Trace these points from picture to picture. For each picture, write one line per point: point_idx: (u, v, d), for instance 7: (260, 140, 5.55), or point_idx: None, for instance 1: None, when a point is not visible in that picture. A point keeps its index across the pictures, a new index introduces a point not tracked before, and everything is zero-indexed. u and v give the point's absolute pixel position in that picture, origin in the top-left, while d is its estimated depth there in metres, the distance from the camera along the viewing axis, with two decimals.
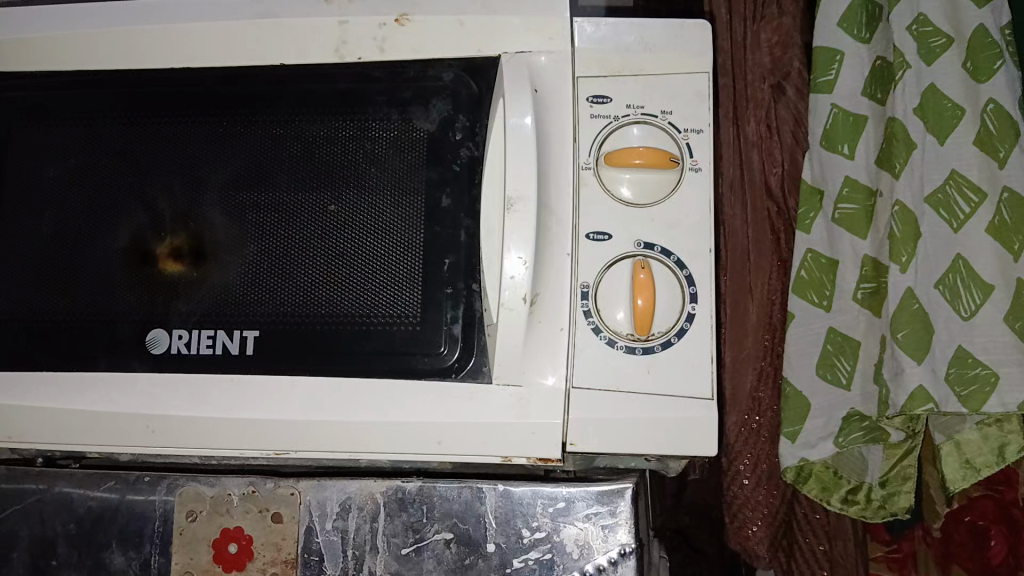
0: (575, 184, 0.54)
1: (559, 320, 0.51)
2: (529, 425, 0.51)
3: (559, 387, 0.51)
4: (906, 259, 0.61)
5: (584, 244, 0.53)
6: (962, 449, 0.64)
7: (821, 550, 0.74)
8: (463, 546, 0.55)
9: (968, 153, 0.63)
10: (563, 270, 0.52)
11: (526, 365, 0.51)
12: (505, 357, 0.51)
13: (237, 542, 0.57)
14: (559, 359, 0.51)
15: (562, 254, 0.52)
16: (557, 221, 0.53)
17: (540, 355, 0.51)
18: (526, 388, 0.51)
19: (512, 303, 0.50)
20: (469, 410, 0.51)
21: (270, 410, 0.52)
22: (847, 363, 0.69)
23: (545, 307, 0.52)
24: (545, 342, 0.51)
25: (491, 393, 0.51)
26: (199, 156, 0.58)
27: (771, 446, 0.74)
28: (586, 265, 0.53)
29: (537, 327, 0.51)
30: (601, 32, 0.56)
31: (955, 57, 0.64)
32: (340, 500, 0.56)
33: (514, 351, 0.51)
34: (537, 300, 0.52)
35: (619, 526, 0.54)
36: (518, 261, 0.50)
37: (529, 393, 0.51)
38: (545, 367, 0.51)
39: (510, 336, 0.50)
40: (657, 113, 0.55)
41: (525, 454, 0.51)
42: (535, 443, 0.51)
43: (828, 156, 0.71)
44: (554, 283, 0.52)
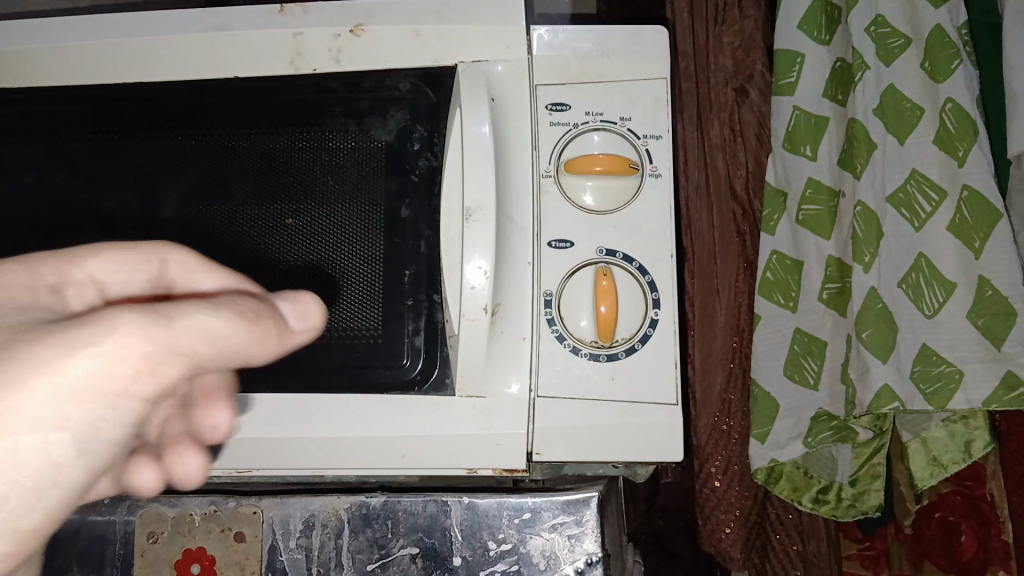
0: (536, 192, 0.54)
1: (523, 330, 0.51)
2: (493, 437, 0.50)
3: (523, 397, 0.51)
4: (868, 259, 0.62)
5: (545, 253, 0.53)
6: (928, 446, 0.65)
7: (794, 550, 0.74)
8: (429, 560, 0.55)
9: (929, 152, 0.63)
10: (524, 279, 0.52)
11: (490, 376, 0.51)
12: (468, 367, 0.50)
13: (200, 563, 0.57)
14: (522, 367, 0.51)
15: (524, 262, 0.52)
16: (518, 230, 0.53)
17: (504, 366, 0.51)
18: (490, 399, 0.51)
19: (473, 313, 0.49)
20: (432, 423, 0.51)
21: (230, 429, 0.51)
22: (814, 362, 0.70)
23: (507, 317, 0.51)
24: (507, 351, 0.51)
25: (453, 405, 0.51)
26: (155, 171, 0.58)
27: (741, 448, 0.73)
28: (549, 273, 0.53)
29: (500, 337, 0.51)
30: (558, 40, 0.55)
31: (912, 56, 0.64)
32: (304, 518, 0.56)
33: (477, 359, 0.50)
34: (499, 310, 0.51)
35: (586, 535, 0.54)
36: (477, 271, 0.50)
37: (493, 404, 0.51)
38: (509, 375, 0.51)
39: (473, 345, 0.50)
40: (615, 120, 0.55)
41: (489, 466, 0.51)
42: (499, 454, 0.51)
43: (791, 157, 0.71)
44: (517, 292, 0.52)
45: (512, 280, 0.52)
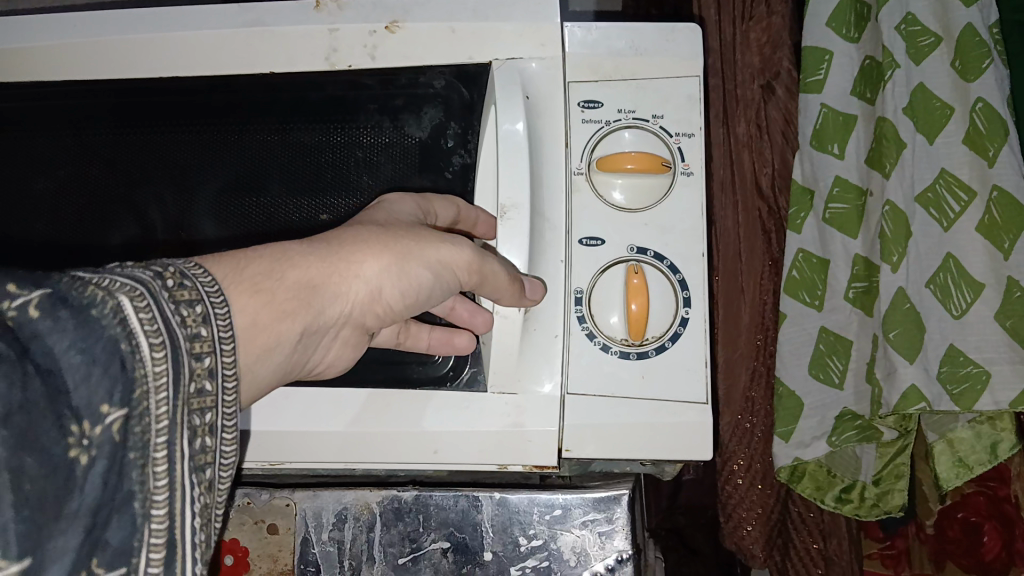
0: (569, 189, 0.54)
1: (555, 326, 0.52)
2: (527, 433, 0.52)
3: (554, 394, 0.52)
4: (897, 259, 0.63)
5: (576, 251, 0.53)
6: (954, 446, 0.64)
7: (815, 548, 0.73)
8: (460, 555, 0.55)
9: (958, 153, 0.62)
10: (556, 277, 0.53)
11: (522, 369, 0.52)
12: (500, 368, 0.51)
13: (234, 554, 0.57)
14: (555, 365, 0.52)
15: (556, 260, 0.53)
16: (550, 224, 0.53)
17: (534, 363, 0.52)
18: (522, 396, 0.52)
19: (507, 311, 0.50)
20: (466, 419, 0.52)
21: (265, 421, 0.52)
22: (839, 362, 0.70)
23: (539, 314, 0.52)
24: (539, 348, 0.52)
25: (487, 400, 0.52)
26: (192, 165, 0.58)
27: (765, 446, 0.73)
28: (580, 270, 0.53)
29: (531, 334, 0.52)
30: (592, 37, 0.55)
31: (943, 55, 0.63)
32: (336, 511, 0.56)
33: (509, 360, 0.51)
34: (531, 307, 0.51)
35: (616, 532, 0.54)
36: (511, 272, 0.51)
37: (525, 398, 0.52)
38: (541, 375, 0.52)
39: (505, 343, 0.50)
40: (648, 117, 0.55)
41: (522, 464, 0.53)
42: (529, 447, 0.52)
43: (818, 156, 0.71)
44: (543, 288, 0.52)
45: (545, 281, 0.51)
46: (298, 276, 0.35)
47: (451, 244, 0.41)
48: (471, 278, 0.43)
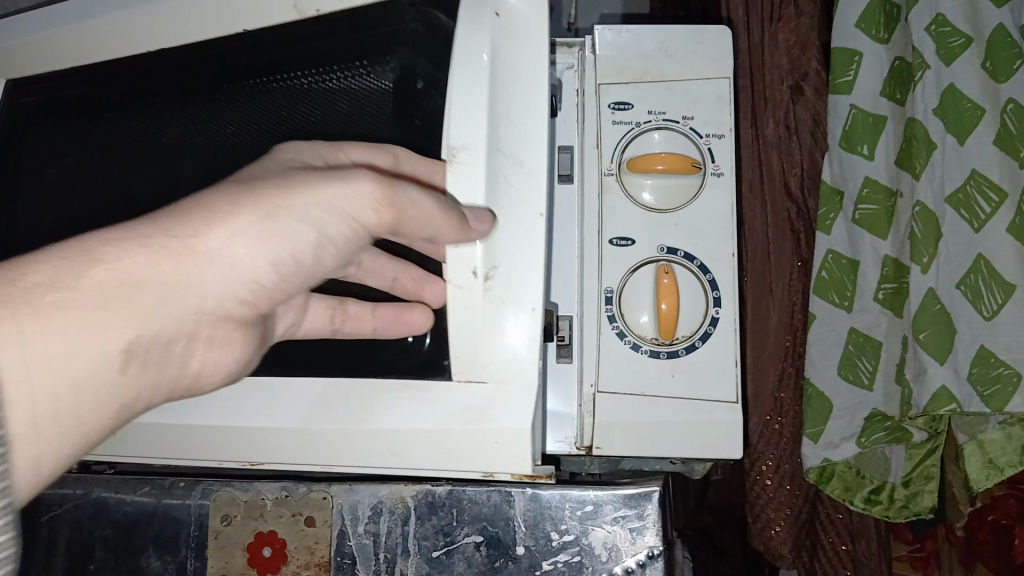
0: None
1: (530, 300, 0.41)
2: (491, 434, 0.42)
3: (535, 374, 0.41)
4: (926, 260, 0.63)
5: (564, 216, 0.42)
6: (985, 448, 0.63)
7: (844, 550, 0.71)
8: (493, 549, 0.56)
9: (990, 153, 0.61)
10: (532, 234, 0.41)
11: (488, 350, 0.41)
12: (461, 347, 0.41)
13: (271, 546, 0.58)
14: (531, 338, 0.41)
15: (534, 210, 0.41)
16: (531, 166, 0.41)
17: (502, 348, 0.41)
18: (491, 382, 0.42)
19: (461, 278, 0.40)
20: (429, 412, 0.43)
21: (181, 418, 0.46)
22: (869, 363, 0.69)
23: (502, 282, 0.41)
24: (501, 320, 0.41)
25: (451, 391, 0.43)
26: (139, 126, 0.51)
27: (794, 446, 0.73)
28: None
29: (498, 306, 0.41)
30: (622, 38, 0.57)
31: (974, 55, 0.62)
32: (372, 504, 0.58)
33: (469, 337, 0.41)
34: (495, 272, 0.41)
35: (647, 528, 0.55)
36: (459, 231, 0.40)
37: (495, 390, 0.42)
38: (507, 339, 0.41)
39: (461, 315, 0.41)
40: (678, 118, 0.56)
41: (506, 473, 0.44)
42: (493, 448, 0.42)
43: (848, 156, 0.70)
44: (500, 251, 0.40)
45: (499, 242, 0.40)
46: (109, 276, 0.31)
47: (348, 192, 0.36)
48: (380, 221, 0.38)
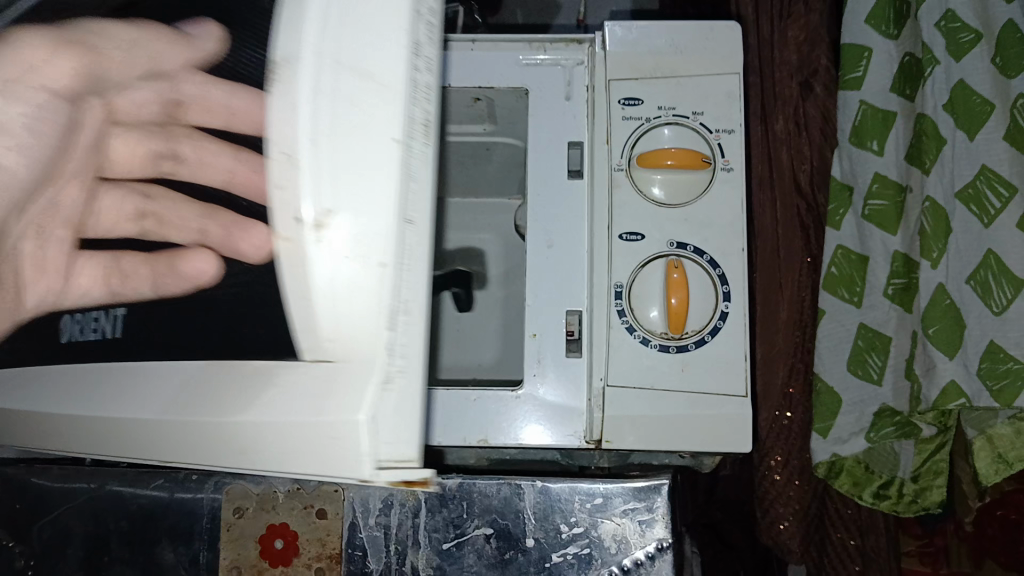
0: (422, 87, 0.35)
1: (376, 253, 0.34)
2: (329, 430, 0.34)
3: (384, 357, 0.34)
4: (936, 255, 0.62)
5: (422, 158, 0.35)
6: (994, 443, 0.63)
7: (853, 544, 0.72)
8: (503, 541, 0.56)
9: (1000, 149, 0.61)
10: (382, 169, 0.34)
11: (333, 311, 0.34)
12: (300, 313, 0.35)
13: (284, 538, 0.59)
14: (379, 306, 0.34)
15: (388, 140, 0.34)
16: (382, 90, 0.34)
17: (352, 310, 0.34)
18: (340, 364, 0.35)
19: (289, 228, 0.34)
20: (272, 400, 0.36)
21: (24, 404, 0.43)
22: (878, 358, 0.69)
23: (348, 230, 0.34)
24: (347, 283, 0.34)
25: (298, 373, 0.35)
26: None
27: (802, 442, 0.73)
28: (425, 189, 0.36)
29: (341, 264, 0.34)
30: (631, 35, 0.58)
31: (983, 51, 0.63)
32: (383, 497, 0.58)
33: (307, 302, 0.34)
34: (334, 218, 0.34)
35: (656, 521, 0.56)
36: (280, 163, 0.33)
37: (337, 370, 0.35)
38: (352, 312, 0.34)
39: (296, 276, 0.34)
40: (688, 114, 0.57)
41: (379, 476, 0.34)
42: (341, 450, 0.34)
43: (857, 153, 0.70)
44: (339, 188, 0.34)
45: (335, 178, 0.34)
46: None
47: None
48: None
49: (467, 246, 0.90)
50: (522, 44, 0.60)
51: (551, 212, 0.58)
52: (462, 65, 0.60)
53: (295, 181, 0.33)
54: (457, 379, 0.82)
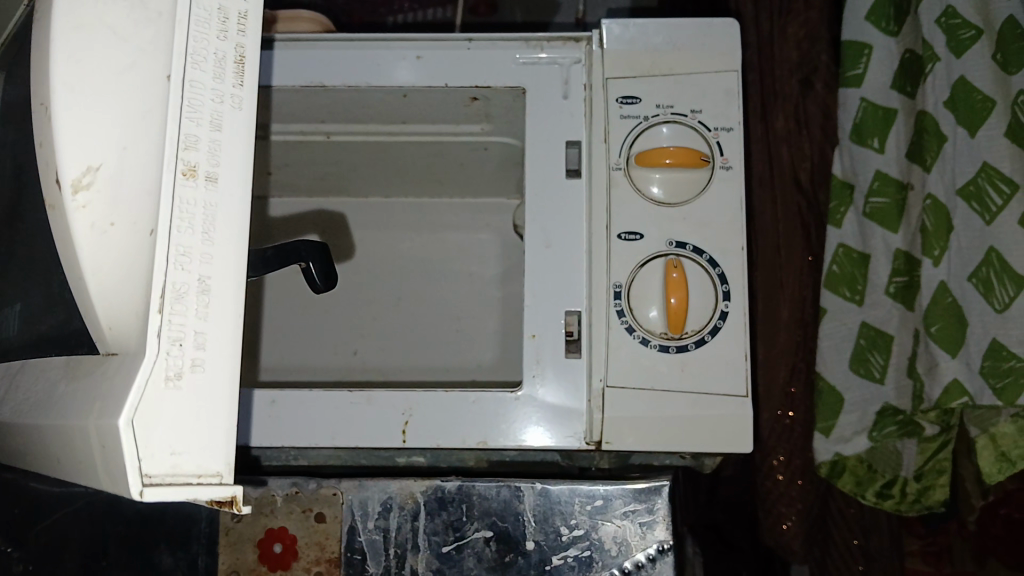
0: (219, 14, 0.32)
1: (148, 219, 0.31)
2: (100, 434, 0.30)
3: (160, 342, 0.30)
4: (938, 254, 0.62)
5: (227, 98, 0.32)
6: (997, 441, 0.62)
7: (855, 544, 0.72)
8: (502, 544, 0.56)
9: (1000, 146, 0.61)
10: (156, 123, 0.31)
11: (112, 279, 0.32)
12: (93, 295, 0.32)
13: (282, 542, 0.59)
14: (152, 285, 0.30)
15: (161, 77, 0.32)
16: (155, 20, 0.32)
17: (132, 281, 0.31)
18: (123, 357, 0.31)
19: (51, 193, 0.32)
20: (79, 388, 0.33)
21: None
22: (880, 357, 0.68)
23: (106, 190, 0.32)
24: (126, 253, 0.32)
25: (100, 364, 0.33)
26: None
27: (805, 441, 0.72)
28: (231, 137, 0.32)
29: (112, 232, 0.32)
30: (628, 33, 0.59)
31: (983, 48, 0.62)
32: (382, 500, 0.58)
33: (95, 281, 0.32)
34: (98, 174, 0.31)
35: (657, 523, 0.56)
36: (41, 113, 0.32)
37: (121, 357, 0.31)
38: (136, 286, 0.31)
39: (72, 251, 0.32)
40: (686, 112, 0.57)
41: (183, 495, 0.30)
42: (113, 462, 0.29)
43: (858, 150, 0.69)
44: (96, 140, 0.31)
45: (83, 125, 0.31)
46: None
47: None
48: None
49: (465, 245, 0.89)
50: (519, 43, 0.60)
51: (549, 213, 0.57)
52: (459, 65, 0.60)
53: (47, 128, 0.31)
54: (278, 380, 0.82)
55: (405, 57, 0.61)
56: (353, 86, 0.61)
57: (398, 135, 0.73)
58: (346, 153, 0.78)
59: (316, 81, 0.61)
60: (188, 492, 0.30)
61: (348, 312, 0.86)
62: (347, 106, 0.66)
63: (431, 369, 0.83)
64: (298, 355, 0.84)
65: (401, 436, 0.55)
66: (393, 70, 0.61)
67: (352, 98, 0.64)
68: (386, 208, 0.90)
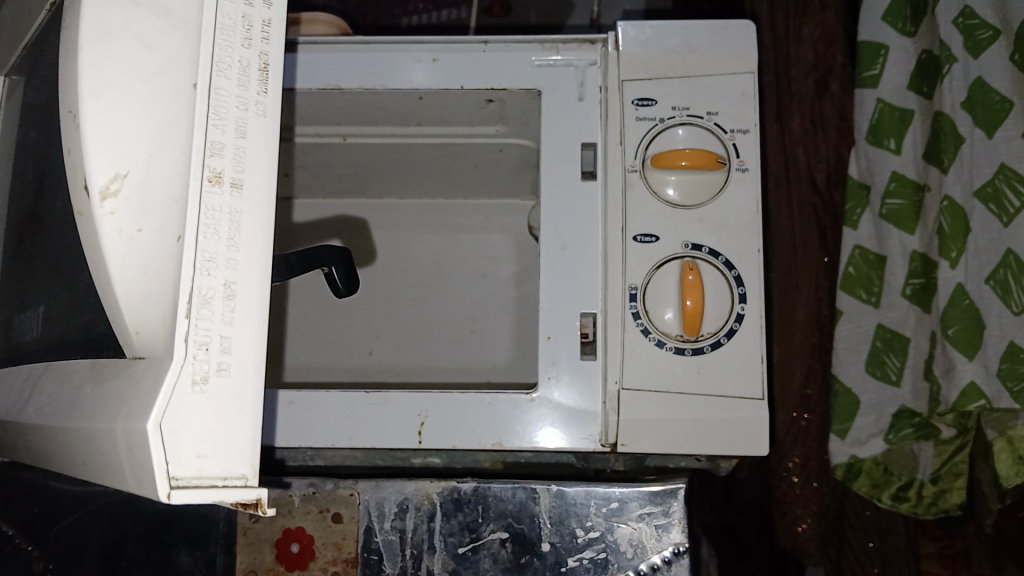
0: (243, 23, 0.33)
1: (176, 225, 0.31)
2: (128, 437, 0.30)
3: (186, 346, 0.30)
4: (955, 256, 0.61)
5: (251, 106, 0.33)
6: (1015, 444, 0.62)
7: (872, 547, 0.72)
8: (518, 545, 0.56)
9: (1018, 146, 0.60)
10: (183, 131, 0.32)
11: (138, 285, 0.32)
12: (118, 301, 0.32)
13: (299, 542, 0.59)
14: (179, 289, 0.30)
15: (187, 86, 0.32)
16: (181, 28, 0.33)
17: (159, 286, 0.32)
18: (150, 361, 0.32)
19: (79, 200, 0.32)
20: (105, 392, 0.33)
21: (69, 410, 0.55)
22: (895, 359, 0.68)
23: (132, 197, 0.32)
24: (151, 260, 0.32)
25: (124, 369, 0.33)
26: None
27: (820, 444, 0.72)
28: (255, 145, 0.33)
29: (138, 238, 0.32)
30: (645, 34, 0.58)
31: (1001, 48, 0.61)
32: (398, 501, 0.58)
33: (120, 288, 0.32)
34: (125, 181, 0.32)
35: (673, 525, 0.56)
36: (69, 121, 0.32)
37: (147, 362, 0.32)
38: (162, 292, 0.32)
39: (98, 257, 0.32)
40: (702, 114, 0.57)
41: (209, 496, 0.30)
42: (140, 465, 0.30)
43: (874, 151, 0.69)
44: (124, 147, 0.32)
45: (111, 132, 0.31)
46: None
47: None
48: None
49: (479, 246, 0.90)
50: (535, 45, 0.60)
51: (565, 215, 0.57)
52: (475, 67, 0.60)
53: (76, 135, 0.31)
54: (301, 381, 0.82)
55: (421, 60, 0.61)
56: (369, 89, 0.61)
57: (413, 137, 0.73)
58: (360, 154, 0.78)
59: (333, 84, 0.61)
60: (213, 495, 0.30)
61: (363, 313, 0.87)
62: (363, 108, 0.67)
63: (446, 370, 0.83)
64: (314, 355, 0.84)
65: (417, 438, 0.55)
66: (410, 73, 0.61)
67: (368, 101, 0.65)
68: (401, 209, 0.90)
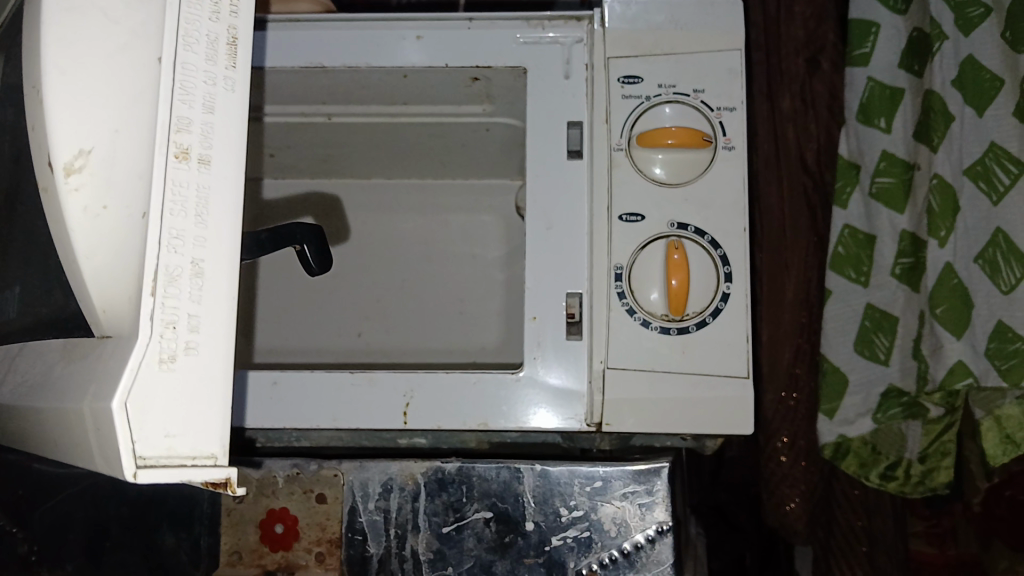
0: None
1: (141, 202, 0.31)
2: (95, 416, 0.30)
3: (149, 324, 0.30)
4: (944, 235, 0.60)
5: (219, 80, 0.32)
6: (1002, 423, 0.62)
7: (859, 525, 0.72)
8: (502, 524, 0.56)
9: (1008, 126, 0.60)
10: (147, 106, 0.31)
11: (108, 264, 0.32)
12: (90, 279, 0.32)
13: (284, 522, 0.60)
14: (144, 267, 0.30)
15: (152, 60, 0.31)
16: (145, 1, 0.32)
17: (126, 265, 0.32)
18: (117, 340, 0.31)
19: (46, 177, 0.32)
20: (75, 369, 0.33)
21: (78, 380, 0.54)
22: (884, 338, 0.68)
23: (98, 174, 0.31)
24: (119, 237, 0.32)
25: (94, 347, 0.33)
26: None
27: (808, 424, 0.71)
28: (224, 121, 0.32)
29: (105, 216, 0.32)
30: (631, 12, 0.58)
31: (993, 26, 0.61)
32: (382, 481, 0.58)
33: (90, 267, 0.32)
34: (90, 158, 0.31)
35: (656, 504, 0.56)
36: (33, 97, 0.32)
37: (115, 340, 0.32)
38: (130, 270, 0.31)
39: (65, 235, 0.32)
40: (688, 92, 0.57)
41: (177, 476, 0.30)
42: (106, 444, 0.30)
43: (863, 130, 0.69)
44: (89, 123, 0.31)
45: (75, 107, 0.31)
46: None
47: None
48: None
49: (468, 227, 0.89)
50: (520, 22, 0.59)
51: (549, 194, 0.57)
52: (459, 44, 0.60)
53: (39, 111, 0.31)
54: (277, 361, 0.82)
55: (406, 37, 0.60)
56: (353, 67, 0.61)
57: (400, 117, 0.73)
58: (347, 134, 0.77)
59: (316, 62, 0.61)
60: (181, 474, 0.30)
61: (351, 293, 0.86)
62: (348, 87, 0.66)
63: (434, 350, 0.83)
64: (302, 336, 0.84)
65: (402, 419, 0.55)
66: (393, 51, 0.60)
67: (351, 79, 0.64)
68: (389, 190, 0.90)
